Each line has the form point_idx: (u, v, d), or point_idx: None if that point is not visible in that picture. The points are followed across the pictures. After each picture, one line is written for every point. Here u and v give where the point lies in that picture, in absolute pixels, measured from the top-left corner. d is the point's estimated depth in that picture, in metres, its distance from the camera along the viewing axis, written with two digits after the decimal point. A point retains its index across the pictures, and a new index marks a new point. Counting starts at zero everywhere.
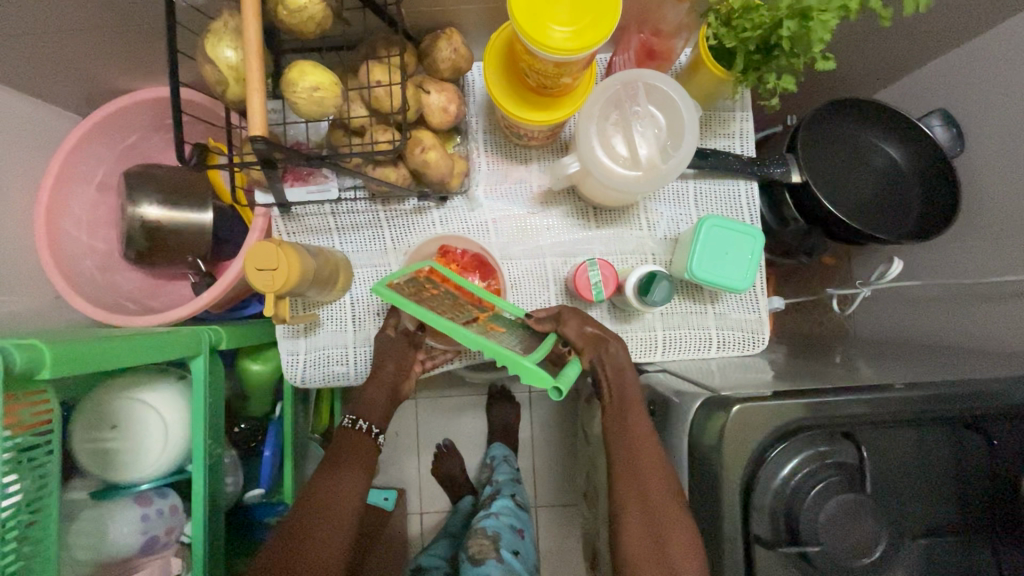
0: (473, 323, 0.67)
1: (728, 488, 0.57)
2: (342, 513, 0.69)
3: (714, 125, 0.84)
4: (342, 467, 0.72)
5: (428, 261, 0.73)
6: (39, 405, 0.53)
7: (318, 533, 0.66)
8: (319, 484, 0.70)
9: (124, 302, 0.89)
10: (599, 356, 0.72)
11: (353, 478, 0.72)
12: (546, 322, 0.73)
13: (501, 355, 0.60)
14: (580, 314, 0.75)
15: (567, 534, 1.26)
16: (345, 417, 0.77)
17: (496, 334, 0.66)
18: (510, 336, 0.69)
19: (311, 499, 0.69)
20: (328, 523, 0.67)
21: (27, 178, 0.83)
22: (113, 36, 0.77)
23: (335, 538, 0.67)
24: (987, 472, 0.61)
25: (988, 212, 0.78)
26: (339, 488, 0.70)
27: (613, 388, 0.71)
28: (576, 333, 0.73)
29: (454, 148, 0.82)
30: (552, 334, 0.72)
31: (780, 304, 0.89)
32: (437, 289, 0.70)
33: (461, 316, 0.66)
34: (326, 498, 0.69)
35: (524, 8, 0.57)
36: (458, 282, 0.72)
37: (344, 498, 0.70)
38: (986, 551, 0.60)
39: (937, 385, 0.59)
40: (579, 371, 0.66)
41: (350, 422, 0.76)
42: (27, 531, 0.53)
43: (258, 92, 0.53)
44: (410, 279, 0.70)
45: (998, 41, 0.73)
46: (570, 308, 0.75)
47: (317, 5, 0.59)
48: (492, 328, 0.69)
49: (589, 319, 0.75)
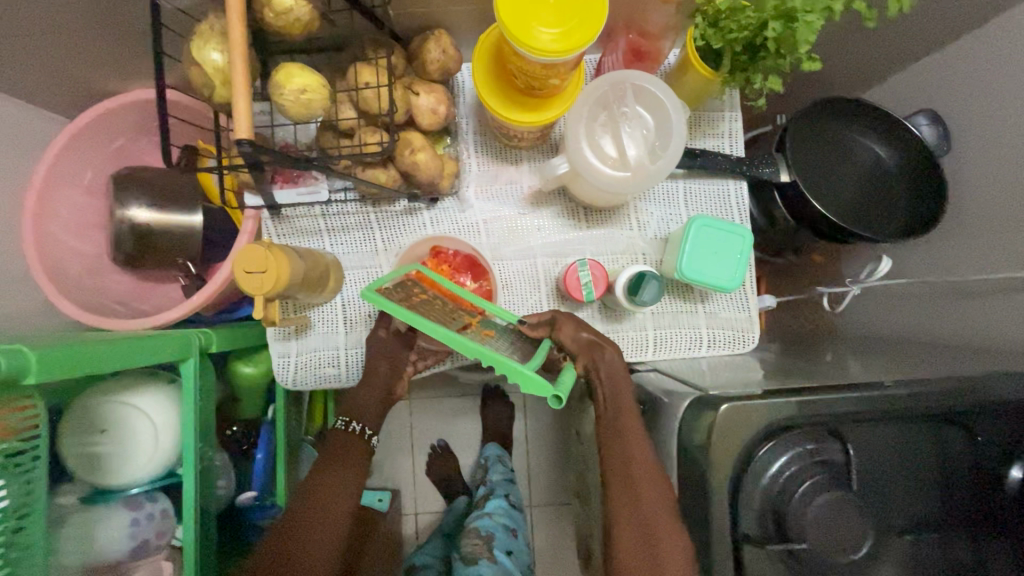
0: (467, 329, 0.67)
1: (717, 487, 0.58)
2: (336, 508, 0.69)
3: (702, 124, 0.85)
4: (338, 462, 0.72)
5: (415, 265, 0.73)
6: (25, 410, 0.53)
7: (314, 527, 0.67)
8: (316, 479, 0.71)
9: (114, 305, 0.89)
10: (595, 362, 0.71)
11: (348, 479, 0.72)
12: (541, 329, 0.73)
13: (504, 364, 0.60)
14: (577, 320, 0.75)
15: (561, 533, 1.27)
16: (339, 418, 0.77)
17: (490, 341, 0.67)
18: (503, 342, 0.69)
19: (310, 494, 0.69)
20: (324, 518, 0.68)
21: (14, 182, 0.82)
22: (99, 38, 0.77)
23: (330, 533, 0.68)
24: (972, 468, 0.62)
25: (973, 210, 0.79)
26: (335, 482, 0.71)
27: (607, 393, 0.69)
28: (571, 338, 0.72)
29: (445, 149, 0.83)
30: (546, 341, 0.72)
31: (771, 303, 0.90)
32: (425, 293, 0.70)
33: (454, 322, 0.66)
34: (319, 494, 0.69)
35: (511, 10, 0.57)
36: (446, 287, 0.72)
37: (339, 496, 0.70)
38: (971, 545, 0.61)
39: (923, 382, 0.60)
40: (574, 378, 0.66)
41: (344, 424, 0.76)
42: (14, 537, 0.53)
43: (243, 97, 0.52)
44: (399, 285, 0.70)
45: (981, 42, 0.74)
46: (568, 313, 0.75)
47: (303, 7, 0.59)
48: (485, 334, 0.69)
49: (584, 323, 0.75)
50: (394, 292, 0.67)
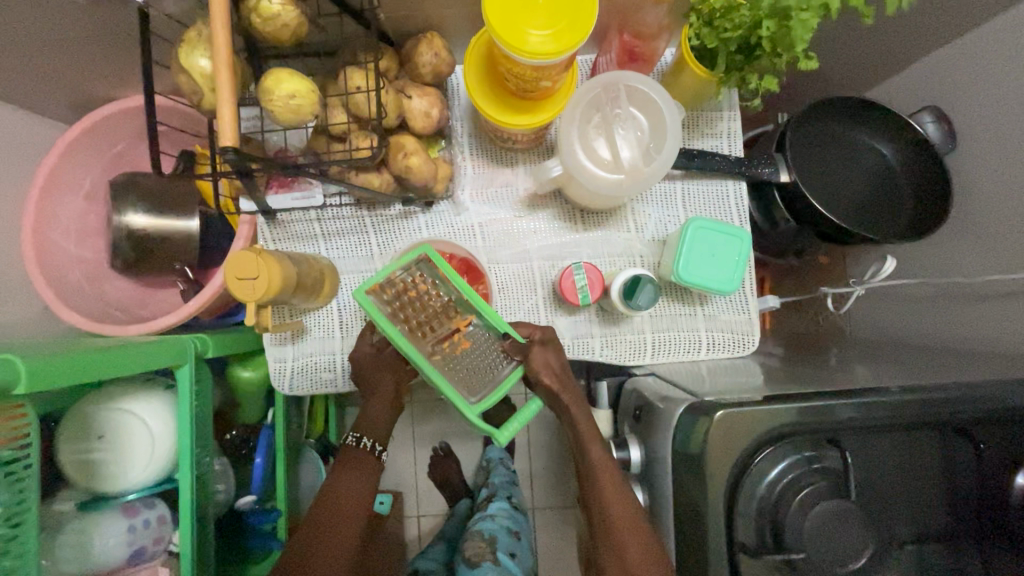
0: (442, 340, 0.67)
1: (712, 493, 0.57)
2: (348, 528, 0.69)
3: (700, 125, 0.84)
4: (346, 475, 0.72)
5: (422, 247, 0.67)
6: (15, 420, 0.53)
7: (324, 532, 0.68)
8: (323, 499, 0.70)
9: (113, 312, 0.89)
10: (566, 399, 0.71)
11: (357, 495, 0.71)
12: (517, 352, 0.69)
13: (453, 398, 0.64)
14: (559, 357, 0.72)
15: (565, 536, 1.26)
16: (349, 434, 0.75)
17: (462, 355, 0.67)
18: (480, 357, 0.69)
19: (314, 514, 0.69)
20: (333, 526, 0.68)
21: (14, 189, 0.83)
22: (94, 45, 0.77)
23: (342, 538, 0.68)
24: (976, 478, 0.60)
25: (980, 209, 0.77)
26: (343, 500, 0.70)
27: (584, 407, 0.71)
28: (550, 373, 0.70)
29: (439, 152, 0.82)
30: (518, 368, 0.69)
31: (776, 303, 0.87)
32: (425, 287, 0.67)
33: (432, 334, 0.66)
34: (328, 515, 0.69)
35: (500, 13, 0.56)
36: (451, 275, 0.66)
37: (349, 520, 0.69)
38: (976, 553, 0.60)
39: (928, 389, 0.58)
40: (533, 415, 0.67)
41: (355, 441, 0.74)
42: (8, 545, 0.53)
43: (228, 105, 0.52)
44: (404, 275, 0.66)
45: (986, 37, 0.72)
46: (553, 348, 0.71)
47: (291, 12, 0.58)
48: (462, 344, 0.68)
49: (560, 359, 0.72)
50: (390, 288, 0.66)
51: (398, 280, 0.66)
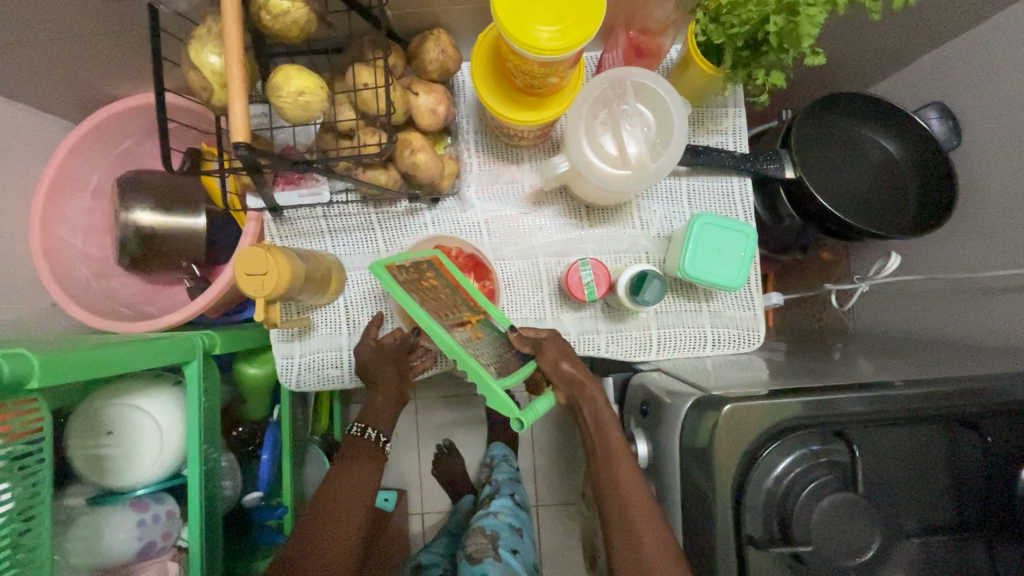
0: (457, 325, 0.66)
1: (719, 486, 0.57)
2: (352, 521, 0.69)
3: (705, 121, 0.84)
4: (352, 467, 0.72)
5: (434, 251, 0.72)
6: (30, 414, 0.53)
7: (329, 526, 0.67)
8: (327, 491, 0.70)
9: (120, 309, 0.90)
10: (576, 396, 0.70)
11: (360, 486, 0.71)
12: (524, 346, 0.70)
13: (475, 374, 0.60)
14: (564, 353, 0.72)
15: (568, 533, 1.26)
16: (354, 424, 0.76)
17: (478, 343, 0.66)
18: (490, 348, 0.68)
19: (319, 510, 0.69)
20: (337, 520, 0.68)
21: (22, 187, 0.83)
22: (103, 44, 0.77)
23: (348, 532, 0.68)
24: (982, 471, 0.61)
25: (983, 204, 0.78)
26: (348, 492, 0.70)
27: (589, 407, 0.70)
28: (555, 369, 0.70)
29: (445, 149, 0.82)
30: (530, 363, 0.70)
31: (778, 301, 0.89)
32: (437, 280, 0.69)
33: (447, 316, 0.65)
34: (331, 510, 0.69)
35: (508, 10, 0.57)
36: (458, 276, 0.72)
37: (348, 515, 0.69)
38: (981, 546, 0.60)
39: (931, 383, 0.59)
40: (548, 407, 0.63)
41: (359, 431, 0.75)
42: (21, 538, 0.54)
43: (239, 101, 0.53)
44: (416, 264, 0.68)
45: (989, 34, 0.73)
46: (558, 344, 0.72)
47: (300, 9, 0.59)
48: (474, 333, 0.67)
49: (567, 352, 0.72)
50: (403, 271, 0.66)
51: (410, 267, 0.67)
